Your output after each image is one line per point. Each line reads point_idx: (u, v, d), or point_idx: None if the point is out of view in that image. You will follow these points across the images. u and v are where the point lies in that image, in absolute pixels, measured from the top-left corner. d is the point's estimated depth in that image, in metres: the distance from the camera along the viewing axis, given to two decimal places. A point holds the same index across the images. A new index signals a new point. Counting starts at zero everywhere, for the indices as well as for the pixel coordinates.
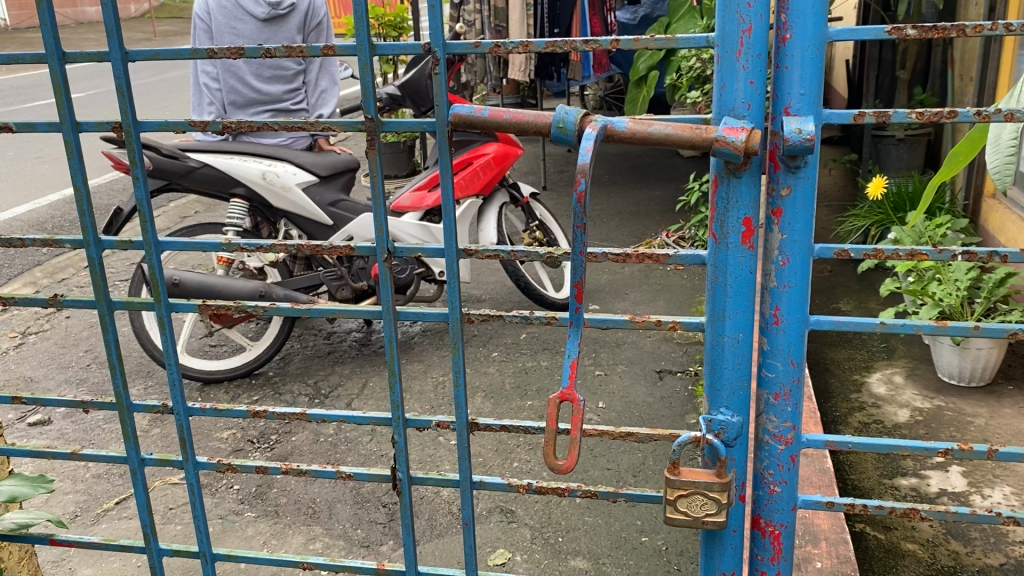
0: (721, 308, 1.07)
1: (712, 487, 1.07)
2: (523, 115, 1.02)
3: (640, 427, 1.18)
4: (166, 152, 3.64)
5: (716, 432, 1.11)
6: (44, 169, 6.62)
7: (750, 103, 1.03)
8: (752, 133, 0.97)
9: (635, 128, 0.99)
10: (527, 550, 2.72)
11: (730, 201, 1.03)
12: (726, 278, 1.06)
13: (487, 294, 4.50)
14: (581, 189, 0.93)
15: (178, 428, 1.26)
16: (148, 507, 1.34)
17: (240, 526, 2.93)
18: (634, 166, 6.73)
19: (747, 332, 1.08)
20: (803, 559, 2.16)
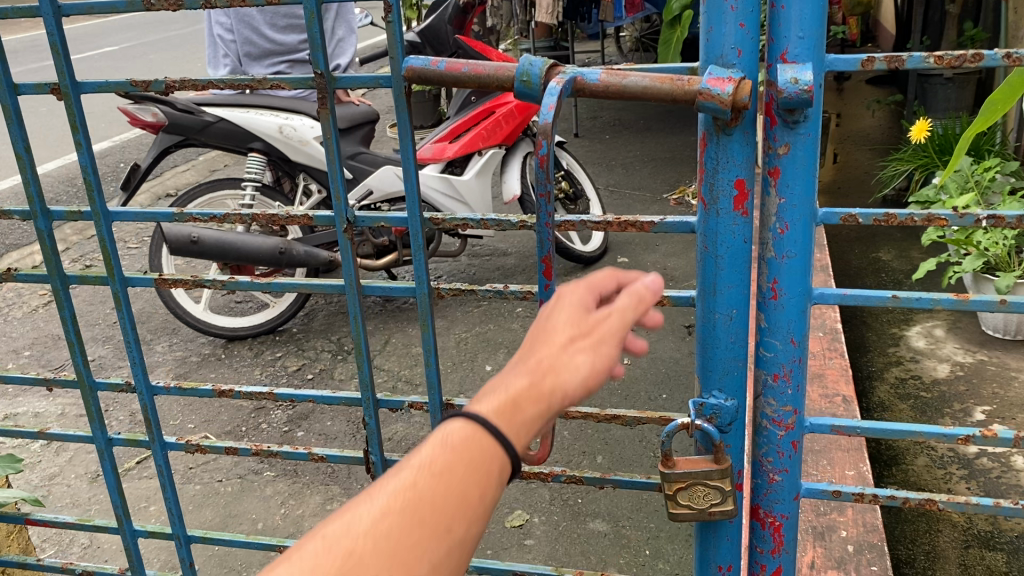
0: (713, 281, 0.97)
1: (712, 476, 0.99)
2: (482, 68, 0.92)
3: (626, 408, 1.11)
4: (180, 107, 3.59)
5: (708, 415, 1.02)
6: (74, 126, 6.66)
7: (742, 50, 0.91)
8: (741, 83, 0.85)
9: (609, 80, 0.88)
10: (547, 512, 2.66)
11: (721, 161, 0.92)
12: (718, 248, 0.96)
13: (514, 248, 4.41)
14: (543, 153, 0.83)
15: (142, 407, 1.22)
16: (117, 488, 1.31)
17: (259, 485, 2.91)
18: (669, 114, 6.54)
19: (742, 309, 0.98)
20: (827, 526, 2.07)
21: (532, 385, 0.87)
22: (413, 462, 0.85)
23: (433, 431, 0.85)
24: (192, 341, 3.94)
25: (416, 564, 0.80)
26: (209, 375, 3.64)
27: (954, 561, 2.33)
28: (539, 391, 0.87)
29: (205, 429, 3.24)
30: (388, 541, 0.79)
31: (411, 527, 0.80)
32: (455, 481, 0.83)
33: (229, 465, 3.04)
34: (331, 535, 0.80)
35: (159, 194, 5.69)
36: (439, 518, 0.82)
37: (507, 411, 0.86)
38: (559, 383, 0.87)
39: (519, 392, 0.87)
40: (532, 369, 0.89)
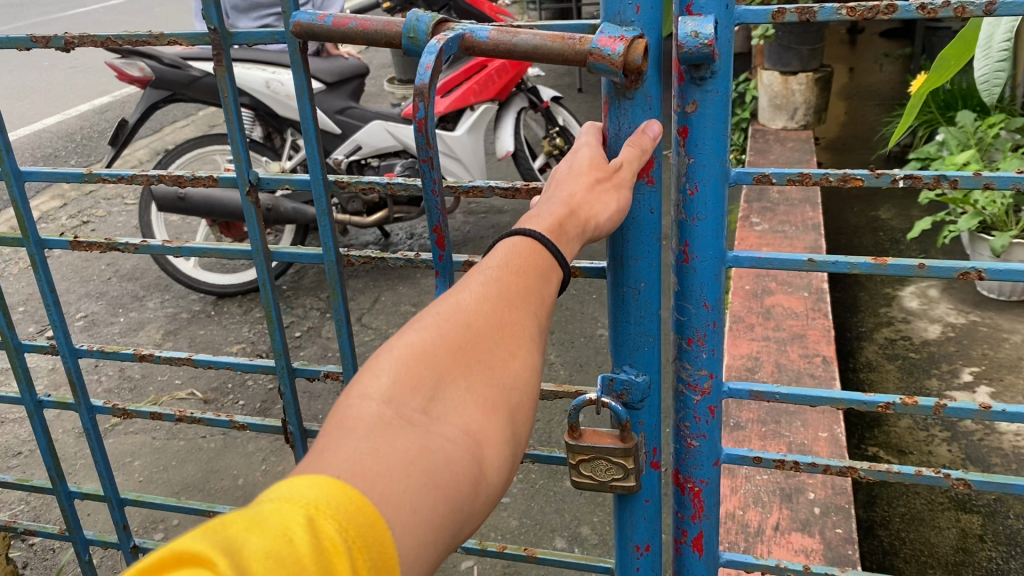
0: (629, 254, 1.07)
1: (614, 452, 1.12)
2: (370, 24, 1.02)
3: (543, 385, 1.44)
4: (167, 61, 3.59)
5: (620, 390, 1.15)
6: (75, 84, 6.66)
7: (641, 5, 0.98)
8: (633, 43, 0.94)
9: (505, 39, 0.96)
10: (524, 471, 2.67)
11: (623, 121, 1.02)
12: (631, 220, 1.06)
13: (509, 204, 4.40)
14: (422, 116, 0.92)
15: (69, 369, 1.70)
16: (44, 441, 1.75)
17: (241, 442, 2.94)
18: None
19: (649, 282, 1.09)
20: (796, 489, 2.05)
21: (575, 205, 0.94)
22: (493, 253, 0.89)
23: (507, 233, 0.90)
24: (184, 298, 3.96)
25: (520, 336, 0.84)
26: (198, 331, 3.66)
27: (930, 524, 2.30)
28: (578, 217, 0.93)
29: (192, 386, 3.28)
30: (494, 316, 0.83)
31: (514, 304, 0.85)
32: (538, 263, 0.89)
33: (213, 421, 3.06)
34: (439, 314, 0.83)
35: (157, 149, 5.68)
36: (534, 297, 0.86)
37: (558, 230, 0.90)
38: (593, 215, 0.94)
39: (565, 207, 0.94)
40: (566, 199, 0.94)
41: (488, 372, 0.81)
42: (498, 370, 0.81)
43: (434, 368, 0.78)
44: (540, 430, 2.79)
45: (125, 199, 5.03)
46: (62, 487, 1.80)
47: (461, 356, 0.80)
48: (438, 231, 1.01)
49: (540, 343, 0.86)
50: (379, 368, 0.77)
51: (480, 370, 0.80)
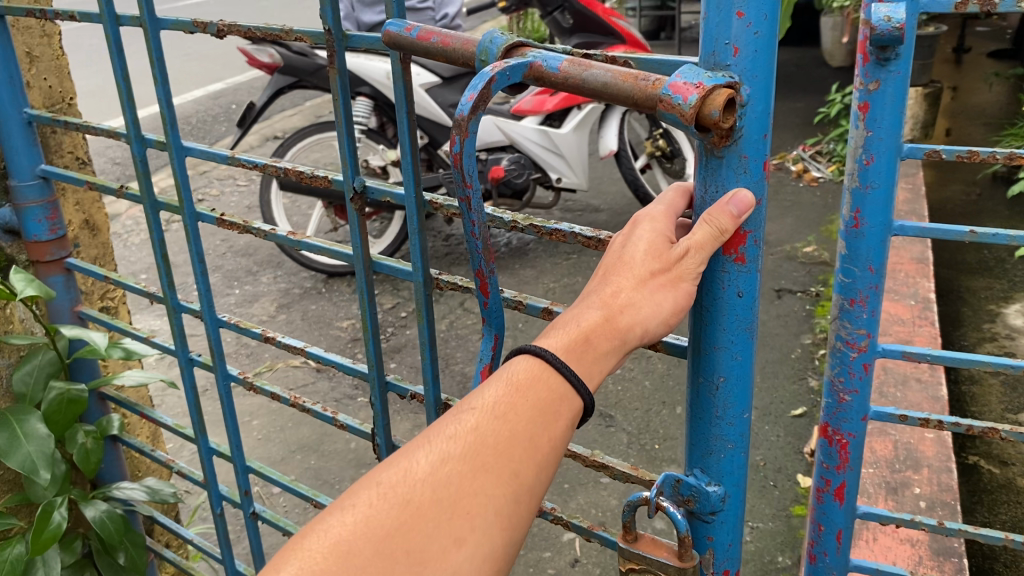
0: (712, 341, 0.95)
1: (666, 568, 1.00)
2: (451, 42, 1.00)
3: (617, 461, 1.16)
4: (296, 49, 3.80)
5: (686, 495, 1.02)
6: (193, 68, 7.04)
7: (737, 46, 0.83)
8: (711, 94, 0.81)
9: (575, 69, 0.87)
10: (623, 454, 2.75)
11: (711, 182, 0.89)
12: (717, 303, 0.93)
13: (606, 204, 4.50)
14: (457, 150, 0.86)
15: (211, 331, 1.94)
16: (193, 392, 1.93)
17: (353, 409, 3.13)
18: (776, 83, 6.45)
19: (731, 376, 0.96)
20: (901, 483, 2.09)
21: (609, 321, 0.84)
22: (474, 405, 0.81)
23: (497, 372, 0.82)
24: (296, 275, 4.17)
25: (474, 517, 0.77)
26: (310, 306, 3.86)
27: None
28: (615, 328, 0.84)
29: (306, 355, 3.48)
30: (442, 494, 0.77)
31: (470, 478, 0.77)
32: (518, 424, 0.80)
33: (327, 388, 3.26)
34: (382, 488, 0.77)
35: (268, 135, 5.95)
36: (497, 468, 0.78)
37: (581, 344, 0.83)
38: (637, 320, 0.85)
39: (596, 325, 0.84)
40: (606, 302, 0.85)
41: (421, 566, 0.74)
42: (433, 567, 0.74)
43: (350, 569, 0.73)
44: (639, 419, 2.91)
45: (238, 180, 5.30)
46: (202, 441, 1.95)
47: (385, 549, 0.74)
48: (480, 276, 0.94)
49: (506, 518, 0.78)
50: (287, 564, 0.75)
51: (410, 564, 0.74)
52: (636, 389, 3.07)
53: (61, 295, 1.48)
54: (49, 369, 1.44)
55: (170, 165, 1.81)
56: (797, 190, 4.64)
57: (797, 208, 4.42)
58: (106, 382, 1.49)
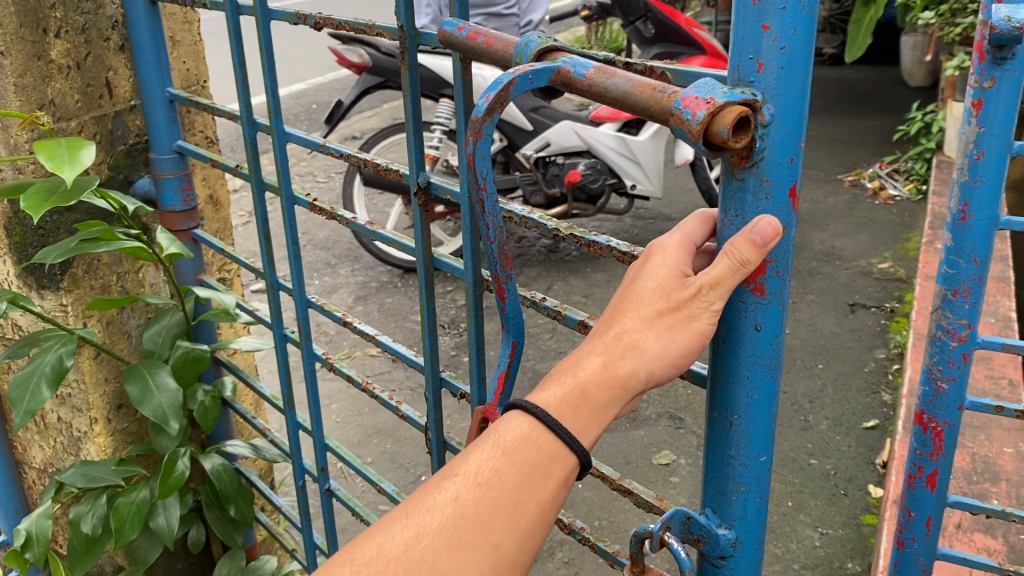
0: (729, 376, 0.88)
1: None
2: (494, 43, 0.99)
3: (641, 488, 1.10)
4: (385, 50, 3.92)
5: (698, 534, 0.96)
6: (279, 66, 7.27)
7: (762, 62, 0.77)
8: (722, 110, 0.74)
9: (601, 78, 0.83)
10: (693, 456, 2.78)
11: (732, 207, 0.82)
12: (736, 334, 0.86)
13: (678, 213, 4.52)
14: (472, 151, 0.84)
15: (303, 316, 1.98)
16: (287, 369, 2.01)
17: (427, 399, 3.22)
18: (854, 100, 6.41)
19: (745, 414, 0.89)
20: (979, 495, 2.09)
21: (609, 370, 0.79)
22: (458, 471, 0.79)
23: (486, 434, 0.79)
24: (373, 269, 4.29)
25: None
26: (386, 299, 3.97)
27: None
28: (614, 376, 0.79)
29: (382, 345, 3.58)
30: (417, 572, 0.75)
31: (446, 554, 0.75)
32: (501, 491, 0.77)
33: (402, 377, 3.34)
34: (358, 564, 0.76)
35: (348, 135, 6.11)
36: (476, 541, 0.76)
37: (577, 396, 0.78)
38: (640, 364, 0.79)
39: (593, 377, 0.79)
40: (609, 345, 0.80)
41: None
42: None
43: None
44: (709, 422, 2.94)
45: (318, 177, 5.46)
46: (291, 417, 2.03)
47: None
48: (498, 280, 0.91)
49: None
50: None
51: None
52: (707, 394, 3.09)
53: (189, 261, 1.60)
54: (175, 330, 1.57)
55: (275, 150, 1.93)
56: (873, 207, 4.60)
57: (873, 225, 4.38)
58: (225, 346, 1.59)
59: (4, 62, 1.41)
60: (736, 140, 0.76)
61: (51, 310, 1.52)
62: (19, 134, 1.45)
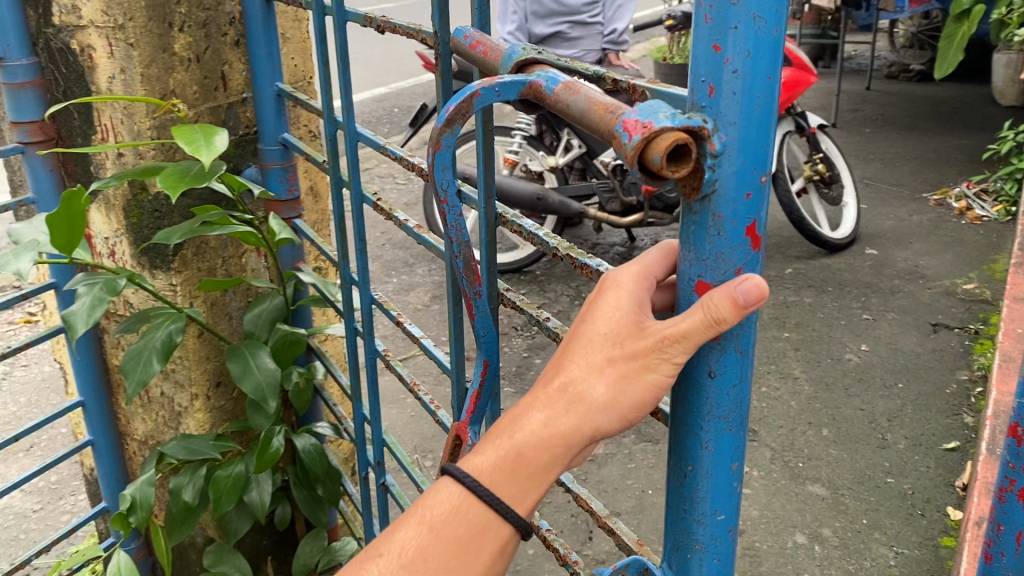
0: (683, 424, 0.85)
1: None
2: (488, 52, 1.03)
3: (623, 532, 1.03)
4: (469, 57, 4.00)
5: None
6: (362, 70, 7.42)
7: (705, 83, 0.73)
8: (658, 136, 0.70)
9: (564, 93, 0.82)
10: (766, 469, 2.76)
11: (692, 240, 0.78)
12: (688, 382, 0.83)
13: None
14: (435, 159, 0.88)
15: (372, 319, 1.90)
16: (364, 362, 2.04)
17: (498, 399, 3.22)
18: (941, 118, 6.25)
19: (698, 464, 0.85)
20: None
21: (550, 427, 0.79)
22: (396, 539, 0.83)
23: (423, 503, 0.83)
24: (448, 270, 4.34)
25: None
26: None
27: None
28: (555, 434, 0.79)
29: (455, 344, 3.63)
30: None
31: None
32: (433, 561, 0.81)
33: None
34: None
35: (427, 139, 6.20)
36: None
37: (513, 459, 0.80)
38: (582, 420, 0.78)
39: (532, 437, 0.79)
40: (551, 401, 0.80)
41: None
42: None
43: None
44: (783, 436, 2.90)
45: (397, 178, 5.55)
46: None
47: None
48: (466, 293, 0.98)
49: None
50: None
51: None
52: (782, 408, 3.03)
53: (290, 249, 1.67)
54: (274, 313, 1.65)
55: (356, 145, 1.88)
56: (959, 227, 4.48)
57: (958, 245, 4.27)
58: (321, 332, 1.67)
59: (131, 53, 1.51)
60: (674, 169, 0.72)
61: (161, 289, 1.64)
62: (142, 122, 1.56)
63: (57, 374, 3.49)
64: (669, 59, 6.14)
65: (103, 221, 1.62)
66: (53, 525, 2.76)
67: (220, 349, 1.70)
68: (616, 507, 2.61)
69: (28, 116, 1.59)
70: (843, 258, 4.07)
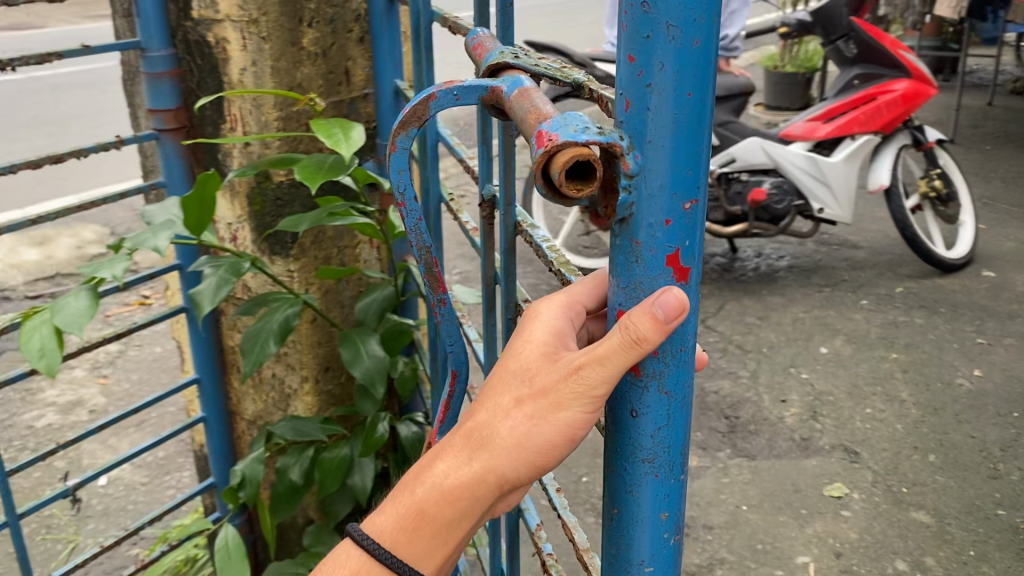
0: (613, 466, 0.81)
1: None
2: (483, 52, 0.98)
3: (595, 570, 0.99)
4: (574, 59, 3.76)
5: None
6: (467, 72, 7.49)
7: (628, 99, 0.70)
8: (559, 151, 0.68)
9: (515, 99, 0.79)
10: (867, 491, 2.66)
11: (621, 267, 0.75)
12: (617, 423, 0.79)
13: (865, 241, 4.31)
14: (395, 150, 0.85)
15: None
16: None
17: None
18: None
19: (624, 509, 0.81)
20: None
21: (456, 477, 0.79)
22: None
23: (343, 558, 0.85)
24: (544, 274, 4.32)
25: None
26: None
27: None
28: (464, 484, 0.79)
29: None
30: None
31: None
32: None
33: None
34: None
35: None
36: None
37: (419, 513, 0.80)
38: (490, 469, 0.77)
39: (434, 492, 0.80)
40: (458, 453, 0.79)
41: None
42: None
43: None
44: (886, 459, 2.79)
45: None
46: None
47: None
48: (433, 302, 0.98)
49: None
50: None
51: None
52: (887, 431, 2.92)
53: (404, 240, 1.74)
54: (384, 303, 1.70)
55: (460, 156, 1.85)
56: None
57: None
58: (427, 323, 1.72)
59: (263, 47, 1.60)
60: (580, 188, 0.69)
61: (280, 274, 1.72)
62: (269, 113, 1.64)
63: (169, 355, 3.65)
64: (779, 69, 6.01)
65: (227, 206, 1.69)
66: (158, 498, 2.89)
67: (331, 335, 1.78)
68: (708, 521, 2.57)
69: (164, 103, 1.66)
70: (957, 278, 3.90)
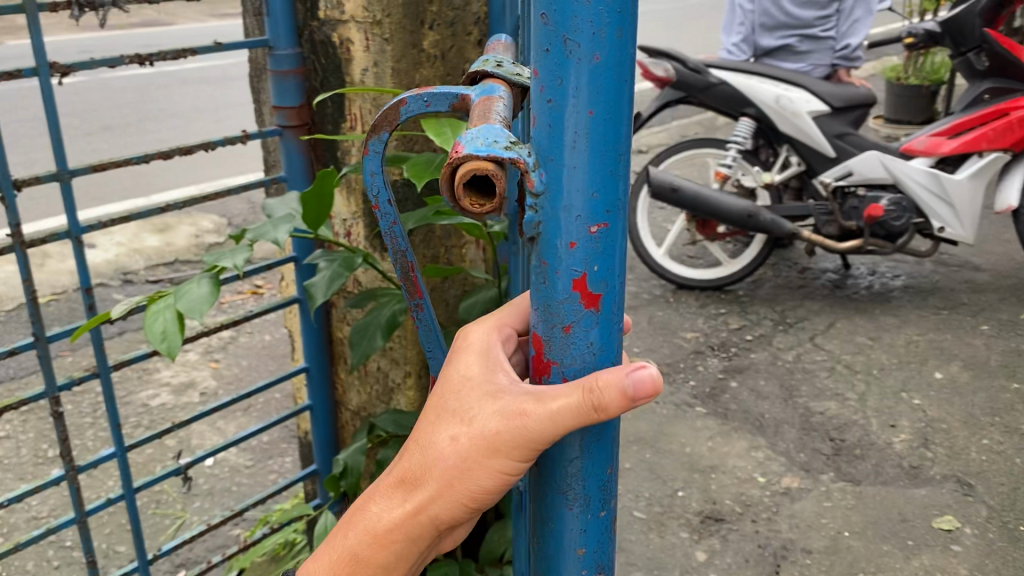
0: (548, 490, 0.94)
1: None
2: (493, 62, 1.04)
3: None
4: (691, 64, 3.65)
5: None
6: None
7: (542, 122, 0.84)
8: (464, 159, 0.78)
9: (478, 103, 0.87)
10: (982, 527, 2.53)
11: (537, 283, 0.89)
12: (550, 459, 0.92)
13: (989, 264, 4.10)
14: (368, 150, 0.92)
15: None
16: None
17: (689, 417, 3.06)
18: None
19: (557, 527, 0.94)
20: None
21: (396, 517, 0.90)
22: None
23: None
24: None
25: None
26: (656, 313, 3.75)
27: None
28: (405, 525, 0.90)
29: (648, 356, 3.43)
30: None
31: None
32: None
33: (665, 391, 3.20)
34: None
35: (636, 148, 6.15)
36: None
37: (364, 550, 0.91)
38: (426, 510, 0.89)
39: (376, 531, 0.91)
40: (398, 496, 0.90)
41: None
42: None
43: None
44: (1003, 495, 2.65)
45: None
46: None
47: None
48: None
49: None
50: None
51: None
52: (1005, 464, 2.77)
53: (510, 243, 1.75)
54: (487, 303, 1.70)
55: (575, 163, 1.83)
56: None
57: None
58: None
59: (386, 48, 1.65)
60: (482, 202, 0.80)
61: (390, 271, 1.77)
62: None
63: (277, 344, 3.79)
64: (903, 80, 5.79)
65: (343, 202, 1.74)
66: (261, 482, 2.99)
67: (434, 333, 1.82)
68: (806, 544, 2.50)
69: (289, 101, 1.72)
70: None
